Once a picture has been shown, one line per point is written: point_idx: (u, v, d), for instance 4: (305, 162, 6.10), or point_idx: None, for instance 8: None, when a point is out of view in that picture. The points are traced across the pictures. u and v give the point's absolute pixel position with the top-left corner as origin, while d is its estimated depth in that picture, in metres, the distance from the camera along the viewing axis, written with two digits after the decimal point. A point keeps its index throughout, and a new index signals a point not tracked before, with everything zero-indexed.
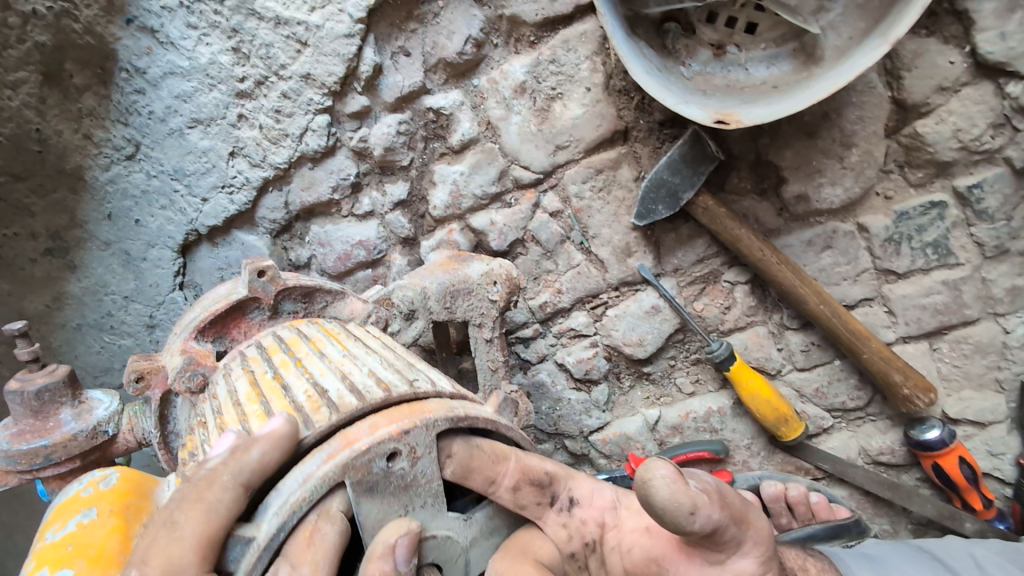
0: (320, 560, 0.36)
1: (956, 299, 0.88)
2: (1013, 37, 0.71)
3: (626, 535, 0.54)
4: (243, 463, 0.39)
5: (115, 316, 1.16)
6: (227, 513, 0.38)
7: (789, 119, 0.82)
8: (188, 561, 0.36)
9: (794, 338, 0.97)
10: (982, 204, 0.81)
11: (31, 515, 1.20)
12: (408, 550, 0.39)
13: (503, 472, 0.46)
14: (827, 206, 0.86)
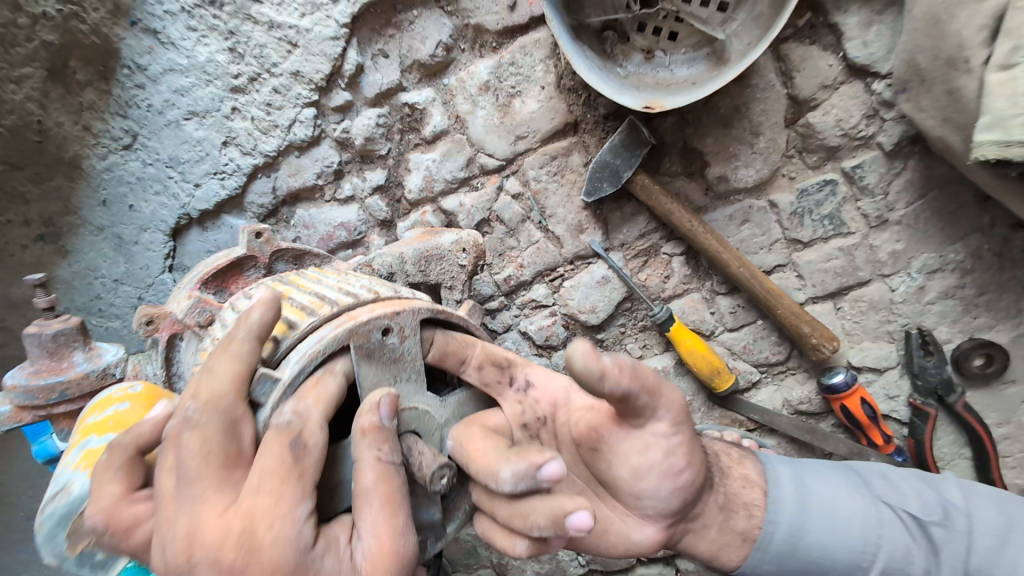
0: (322, 398, 0.47)
1: (851, 263, 1.05)
2: (873, 44, 0.89)
3: (574, 413, 0.63)
4: (249, 324, 0.49)
5: (104, 299, 1.23)
6: (248, 359, 0.48)
7: (709, 112, 0.98)
8: (229, 389, 0.46)
9: (723, 301, 1.13)
10: (864, 180, 0.99)
11: None
12: (390, 407, 0.50)
13: (472, 355, 0.60)
14: (743, 184, 1.03)
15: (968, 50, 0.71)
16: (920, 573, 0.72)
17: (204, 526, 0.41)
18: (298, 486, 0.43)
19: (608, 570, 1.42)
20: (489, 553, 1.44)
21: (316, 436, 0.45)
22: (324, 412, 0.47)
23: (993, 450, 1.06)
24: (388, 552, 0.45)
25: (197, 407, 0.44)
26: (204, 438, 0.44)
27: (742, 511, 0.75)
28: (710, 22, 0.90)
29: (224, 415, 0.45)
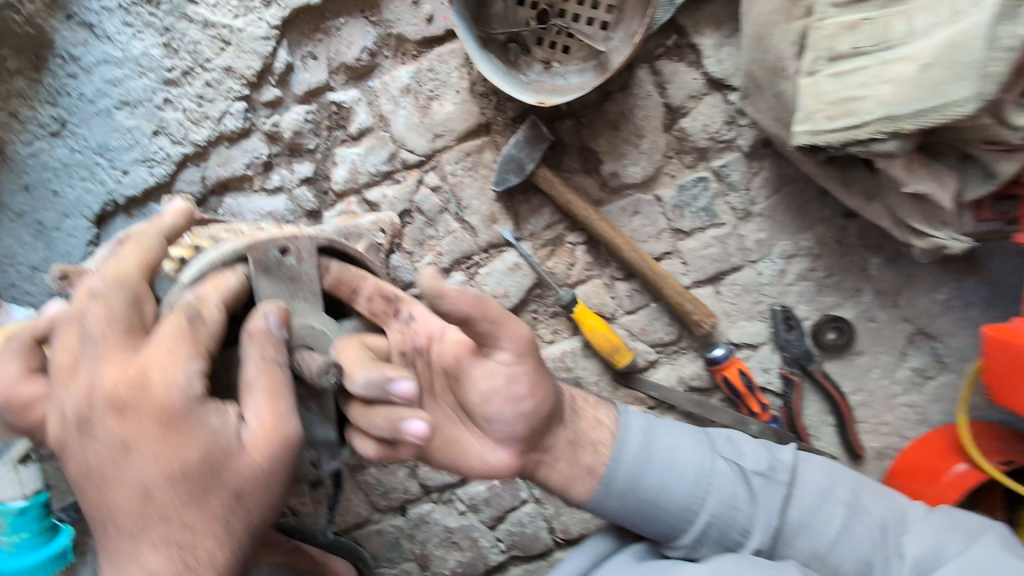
0: (220, 288, 0.58)
1: (725, 250, 1.21)
2: (724, 62, 1.09)
3: (446, 345, 0.72)
4: (161, 225, 0.61)
5: (19, 287, 1.20)
6: (155, 253, 0.59)
7: (600, 117, 1.15)
8: (135, 271, 0.56)
9: (621, 286, 1.26)
10: (730, 178, 1.17)
11: None
12: (277, 318, 0.57)
13: (364, 287, 0.71)
14: (632, 180, 1.18)
15: (784, 61, 0.90)
16: (742, 516, 0.85)
17: (108, 380, 0.52)
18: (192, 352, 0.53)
19: (528, 556, 1.46)
20: (412, 546, 1.45)
21: (213, 315, 0.56)
22: (221, 299, 0.58)
23: (849, 412, 1.23)
24: (269, 428, 0.54)
25: (106, 283, 0.55)
26: (113, 307, 0.54)
27: (590, 447, 0.88)
28: (594, 37, 1.07)
29: (129, 292, 0.55)
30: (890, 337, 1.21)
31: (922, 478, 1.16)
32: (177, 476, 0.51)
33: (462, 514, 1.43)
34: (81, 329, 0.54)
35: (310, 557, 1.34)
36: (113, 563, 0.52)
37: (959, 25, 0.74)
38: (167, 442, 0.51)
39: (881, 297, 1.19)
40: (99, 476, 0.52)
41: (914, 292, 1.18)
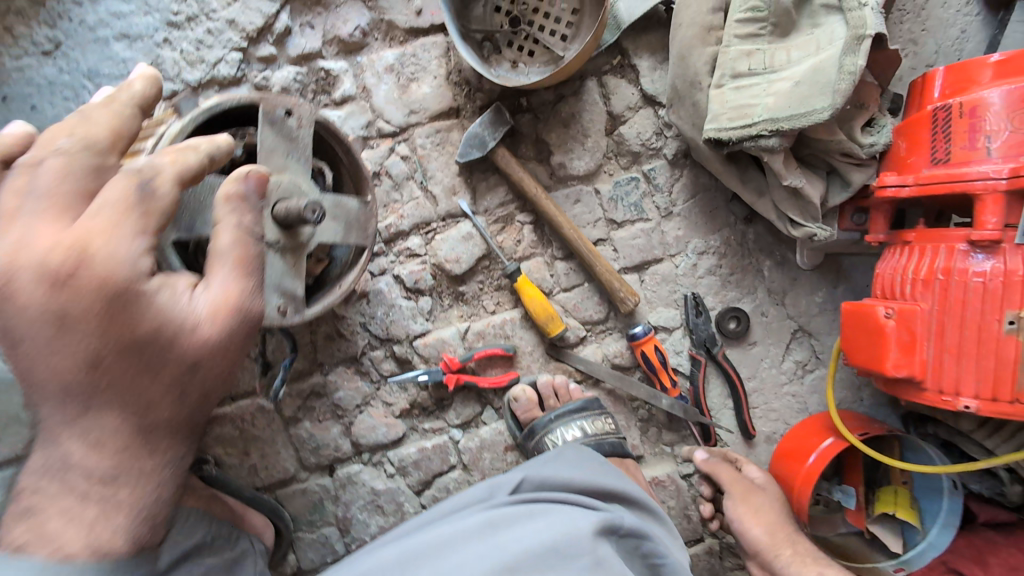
0: (178, 163, 0.71)
1: (650, 243, 1.40)
2: (657, 84, 1.35)
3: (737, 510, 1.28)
4: (131, 89, 0.76)
5: None
6: (124, 119, 0.74)
7: (554, 115, 1.36)
8: (102, 136, 0.71)
9: (560, 265, 1.41)
10: (657, 180, 1.39)
11: None
12: (253, 183, 0.74)
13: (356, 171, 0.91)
14: (576, 172, 1.38)
15: (701, 75, 1.14)
16: None
17: (54, 241, 0.64)
18: (138, 224, 0.66)
19: None
20: (335, 510, 1.45)
21: (166, 189, 0.69)
22: (178, 169, 0.71)
23: (744, 395, 1.40)
24: (228, 296, 0.71)
25: (72, 141, 0.68)
26: (74, 166, 0.67)
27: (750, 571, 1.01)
28: (555, 46, 1.29)
29: (91, 155, 0.69)
30: (780, 330, 1.43)
31: (799, 457, 1.33)
32: (120, 357, 0.66)
33: (389, 477, 1.45)
34: (38, 176, 0.66)
35: (227, 507, 1.33)
36: (70, 423, 0.67)
37: (820, 56, 1.02)
38: (106, 326, 0.65)
39: (772, 295, 1.42)
40: (39, 362, 0.64)
41: (797, 293, 1.43)
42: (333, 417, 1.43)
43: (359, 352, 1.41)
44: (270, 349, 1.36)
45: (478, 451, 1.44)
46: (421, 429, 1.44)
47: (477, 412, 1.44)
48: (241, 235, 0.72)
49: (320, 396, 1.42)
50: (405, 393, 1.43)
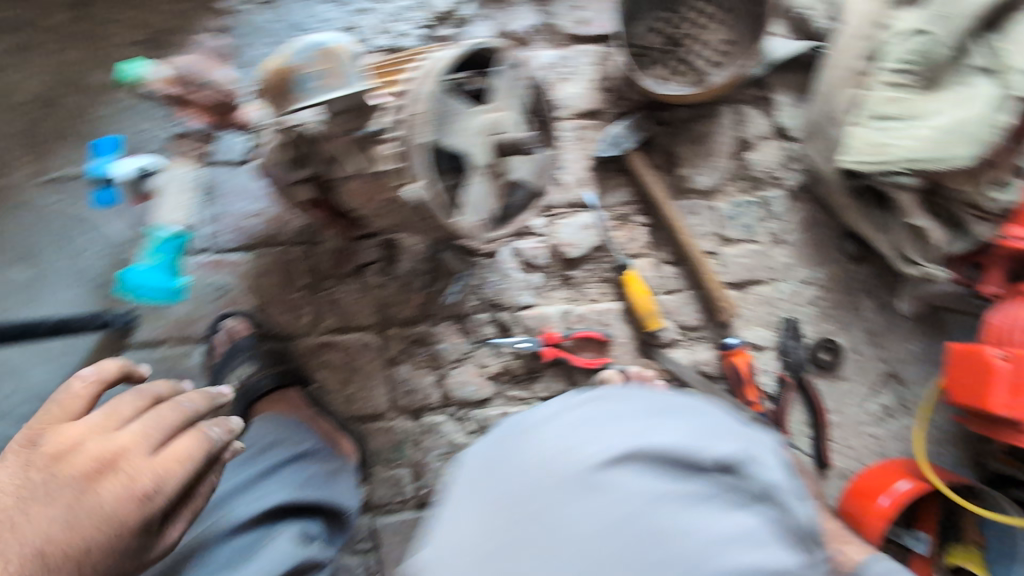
0: (175, 468, 0.91)
1: (756, 263, 1.49)
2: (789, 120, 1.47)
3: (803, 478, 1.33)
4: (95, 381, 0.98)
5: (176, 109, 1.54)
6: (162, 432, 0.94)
7: (689, 131, 1.49)
8: (84, 477, 0.85)
9: (667, 269, 1.52)
10: (774, 207, 1.49)
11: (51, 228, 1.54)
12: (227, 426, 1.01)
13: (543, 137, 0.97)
14: (698, 187, 1.49)
15: (838, 112, 1.23)
16: None
17: (70, 481, 0.84)
18: (137, 495, 0.86)
19: None
20: (413, 454, 1.55)
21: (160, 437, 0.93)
22: (190, 438, 0.95)
23: (825, 426, 1.43)
24: (135, 496, 0.86)
25: (64, 437, 0.88)
26: (71, 488, 0.84)
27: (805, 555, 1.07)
28: (703, 68, 1.41)
29: (101, 440, 0.89)
30: (869, 370, 1.47)
31: (871, 496, 1.34)
32: None
33: (470, 433, 1.55)
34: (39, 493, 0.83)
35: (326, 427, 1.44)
36: None
37: (966, 112, 1.11)
38: (75, 507, 0.83)
39: (868, 335, 1.47)
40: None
41: (893, 338, 1.47)
42: (429, 366, 1.55)
43: (467, 312, 1.54)
44: (399, 286, 1.54)
45: None
46: (507, 395, 1.55)
47: (563, 389, 1.54)
48: (193, 462, 0.93)
49: (423, 344, 1.55)
50: (499, 357, 1.54)
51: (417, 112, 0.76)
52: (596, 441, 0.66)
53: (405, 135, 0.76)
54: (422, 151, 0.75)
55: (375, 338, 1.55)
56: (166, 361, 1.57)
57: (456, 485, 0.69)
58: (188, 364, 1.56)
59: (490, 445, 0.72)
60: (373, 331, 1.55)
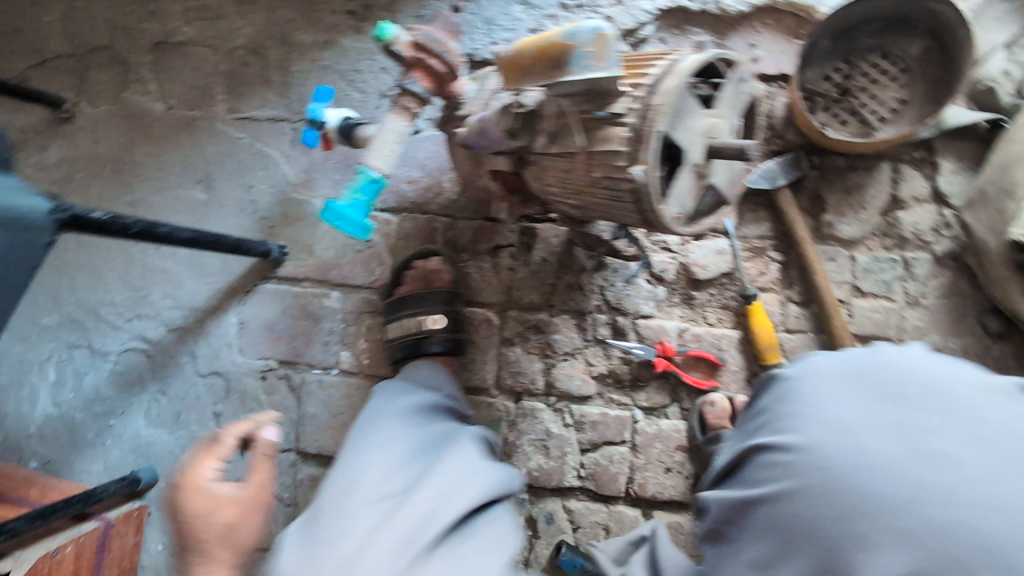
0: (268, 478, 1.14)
1: (887, 321, 1.49)
2: (945, 186, 1.49)
3: None
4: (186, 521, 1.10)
5: (364, 74, 1.70)
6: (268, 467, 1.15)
7: (841, 180, 1.53)
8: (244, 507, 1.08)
9: (793, 308, 1.55)
10: (915, 269, 1.50)
11: (239, 159, 1.74)
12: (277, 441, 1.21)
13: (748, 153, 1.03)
14: (839, 235, 1.52)
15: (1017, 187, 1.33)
16: None
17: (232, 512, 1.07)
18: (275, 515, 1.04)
19: (598, 495, 1.57)
20: (507, 433, 1.60)
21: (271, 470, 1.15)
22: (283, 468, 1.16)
23: None
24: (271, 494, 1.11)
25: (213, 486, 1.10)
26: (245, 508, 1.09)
27: None
28: (871, 122, 1.44)
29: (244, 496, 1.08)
30: None
31: None
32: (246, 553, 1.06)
33: (565, 427, 1.59)
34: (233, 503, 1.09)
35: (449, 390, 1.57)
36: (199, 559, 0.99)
37: None
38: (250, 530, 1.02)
39: None
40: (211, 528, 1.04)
41: None
42: (540, 353, 1.62)
43: (588, 309, 1.61)
44: (530, 272, 1.64)
45: (653, 438, 1.56)
46: (608, 397, 1.59)
47: (665, 403, 1.57)
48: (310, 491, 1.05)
49: (539, 331, 1.62)
50: (607, 360, 1.59)
51: (657, 103, 0.82)
52: (949, 369, 0.93)
53: (639, 121, 0.83)
54: (654, 138, 0.81)
55: (496, 316, 1.64)
56: (301, 298, 1.73)
57: (830, 381, 0.97)
58: (322, 306, 1.73)
59: (832, 364, 1.00)
60: (496, 310, 1.64)
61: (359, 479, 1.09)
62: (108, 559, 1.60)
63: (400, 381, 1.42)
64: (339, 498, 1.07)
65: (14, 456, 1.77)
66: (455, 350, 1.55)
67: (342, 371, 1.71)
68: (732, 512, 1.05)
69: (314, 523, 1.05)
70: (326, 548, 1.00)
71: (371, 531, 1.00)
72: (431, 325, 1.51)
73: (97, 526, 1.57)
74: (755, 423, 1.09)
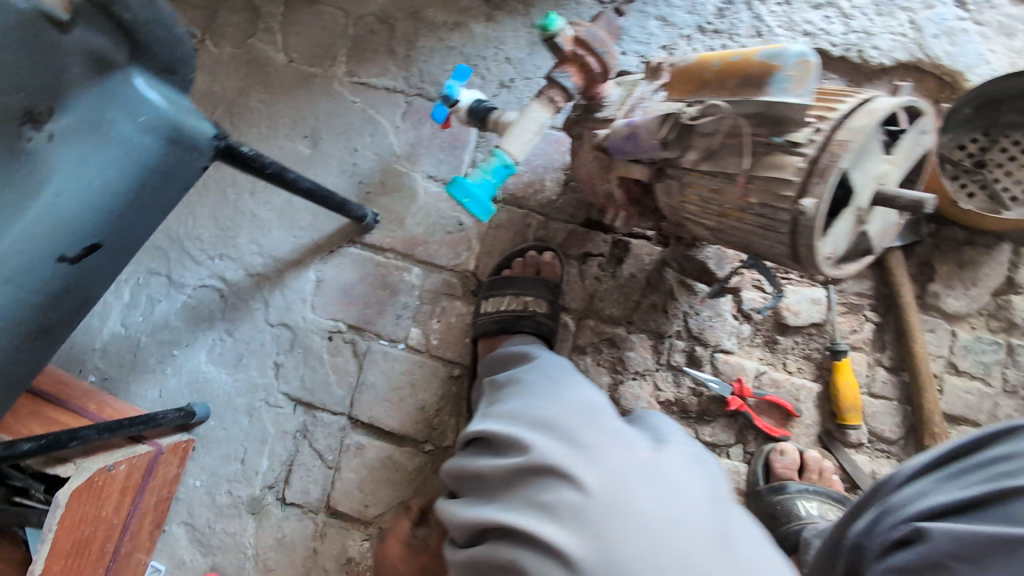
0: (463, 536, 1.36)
1: (978, 403, 1.46)
2: None
3: None
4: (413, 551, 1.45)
5: (489, 62, 1.72)
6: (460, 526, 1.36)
7: (953, 254, 1.50)
8: None
9: (881, 372, 1.52)
10: (1018, 356, 1.46)
11: (349, 122, 1.77)
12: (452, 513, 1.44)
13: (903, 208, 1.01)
14: (942, 308, 1.50)
15: None
16: None
17: None
18: None
19: None
20: None
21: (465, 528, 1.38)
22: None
23: None
24: None
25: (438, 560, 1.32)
26: None
27: None
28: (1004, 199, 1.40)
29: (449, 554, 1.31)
30: None
31: None
32: None
33: None
34: None
35: None
36: None
37: None
38: None
39: None
40: None
41: None
42: (609, 367, 1.60)
43: (667, 333, 1.59)
44: (617, 284, 1.63)
45: None
46: None
47: (729, 442, 1.54)
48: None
49: (613, 345, 1.61)
50: (676, 387, 1.57)
51: (841, 138, 0.80)
52: None
53: (820, 155, 0.80)
54: (834, 175, 0.79)
55: (573, 322, 1.63)
56: (384, 269, 1.76)
57: None
58: (403, 280, 1.76)
59: None
60: (573, 316, 1.64)
61: (606, 407, 0.94)
62: (151, 485, 1.56)
63: (511, 349, 1.31)
64: (598, 423, 0.89)
65: (74, 366, 1.76)
66: (545, 337, 1.53)
67: (409, 347, 1.74)
68: (973, 551, 0.77)
69: (577, 439, 0.87)
70: (617, 464, 0.83)
71: (666, 456, 0.86)
72: (535, 306, 1.53)
73: (150, 450, 1.53)
74: (994, 463, 0.85)
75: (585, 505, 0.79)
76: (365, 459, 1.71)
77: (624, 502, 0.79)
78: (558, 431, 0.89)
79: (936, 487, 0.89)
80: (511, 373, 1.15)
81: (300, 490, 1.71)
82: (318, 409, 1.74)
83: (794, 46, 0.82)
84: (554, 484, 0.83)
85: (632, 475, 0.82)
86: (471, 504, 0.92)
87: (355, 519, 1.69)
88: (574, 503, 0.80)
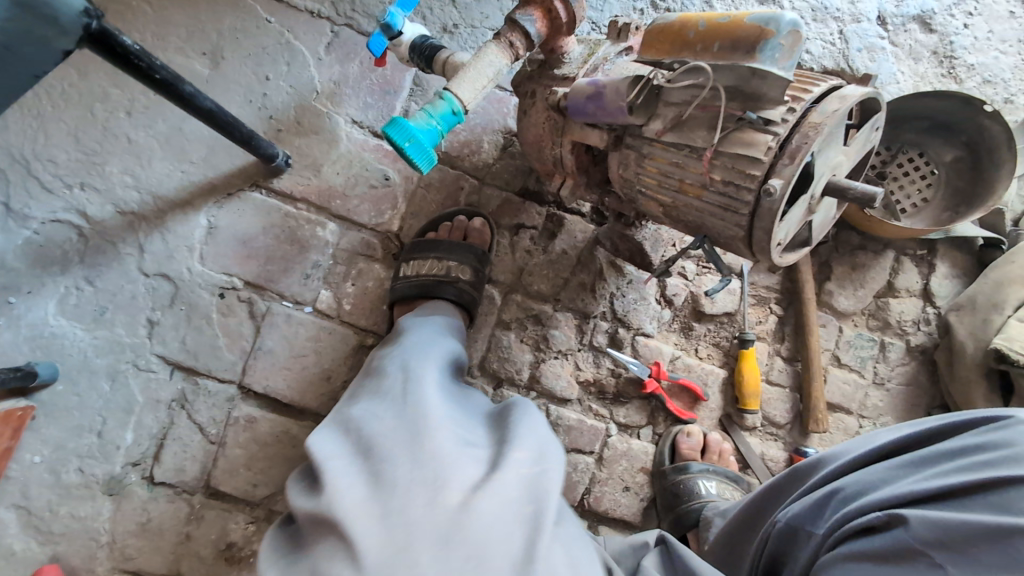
0: None
1: (855, 394, 1.60)
2: (928, 286, 1.65)
3: None
4: None
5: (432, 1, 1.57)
6: None
7: (848, 256, 1.65)
8: None
9: (779, 362, 1.62)
10: (890, 353, 1.62)
11: (265, 45, 1.56)
12: None
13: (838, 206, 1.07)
14: (835, 305, 1.64)
15: (1001, 304, 1.47)
16: None
17: None
18: None
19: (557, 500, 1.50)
20: None
21: None
22: None
23: None
24: None
25: None
26: None
27: None
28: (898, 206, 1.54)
29: None
30: None
31: None
32: None
33: None
34: None
35: None
36: None
37: None
38: None
39: None
40: None
41: None
42: (532, 345, 1.54)
43: (593, 314, 1.57)
44: (546, 260, 1.58)
45: (621, 454, 1.53)
46: (588, 406, 1.54)
47: (641, 423, 1.56)
48: None
49: (538, 322, 1.55)
50: (595, 367, 1.55)
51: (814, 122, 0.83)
52: None
53: (790, 135, 0.84)
54: (803, 158, 0.83)
55: (499, 296, 1.56)
56: (293, 220, 1.57)
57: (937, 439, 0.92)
58: (315, 234, 1.57)
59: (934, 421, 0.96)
60: (499, 289, 1.56)
61: (425, 435, 0.88)
62: None
63: (416, 321, 1.28)
64: (406, 459, 0.84)
65: None
66: (466, 307, 1.45)
67: (316, 310, 1.56)
68: (953, 538, 0.78)
69: (372, 489, 0.82)
70: (405, 516, 0.79)
71: (465, 502, 0.80)
72: (457, 272, 1.42)
73: None
74: (951, 457, 0.88)
75: (361, 565, 0.76)
76: (256, 434, 1.51)
77: (403, 561, 0.75)
78: (362, 471, 0.85)
79: (894, 476, 0.91)
80: (364, 382, 1.09)
81: (173, 468, 1.48)
82: (201, 376, 1.51)
83: (789, 15, 0.83)
84: (337, 538, 0.80)
85: (415, 530, 0.77)
86: (275, 547, 0.88)
87: (239, 501, 1.50)
88: (348, 573, 0.76)
